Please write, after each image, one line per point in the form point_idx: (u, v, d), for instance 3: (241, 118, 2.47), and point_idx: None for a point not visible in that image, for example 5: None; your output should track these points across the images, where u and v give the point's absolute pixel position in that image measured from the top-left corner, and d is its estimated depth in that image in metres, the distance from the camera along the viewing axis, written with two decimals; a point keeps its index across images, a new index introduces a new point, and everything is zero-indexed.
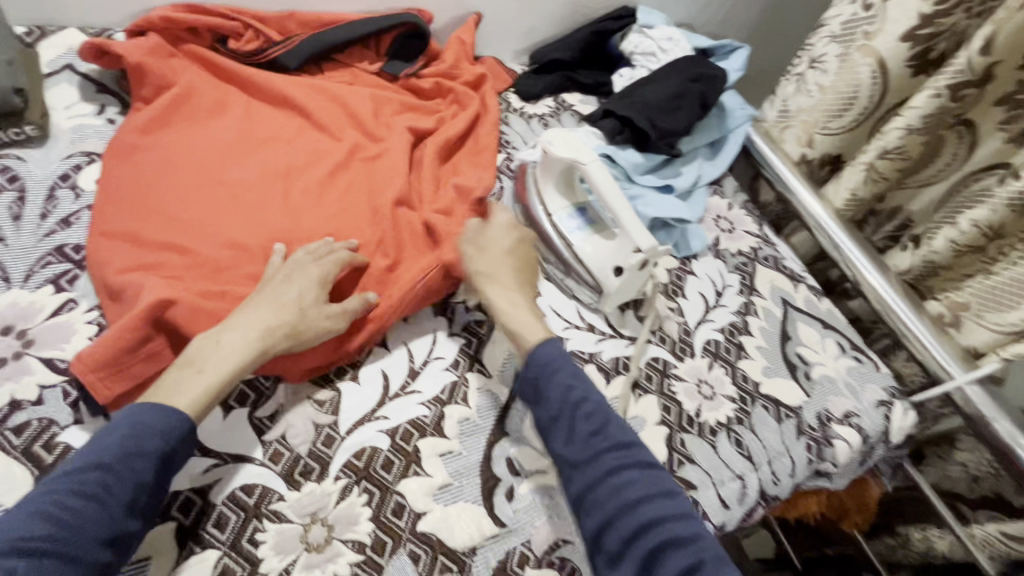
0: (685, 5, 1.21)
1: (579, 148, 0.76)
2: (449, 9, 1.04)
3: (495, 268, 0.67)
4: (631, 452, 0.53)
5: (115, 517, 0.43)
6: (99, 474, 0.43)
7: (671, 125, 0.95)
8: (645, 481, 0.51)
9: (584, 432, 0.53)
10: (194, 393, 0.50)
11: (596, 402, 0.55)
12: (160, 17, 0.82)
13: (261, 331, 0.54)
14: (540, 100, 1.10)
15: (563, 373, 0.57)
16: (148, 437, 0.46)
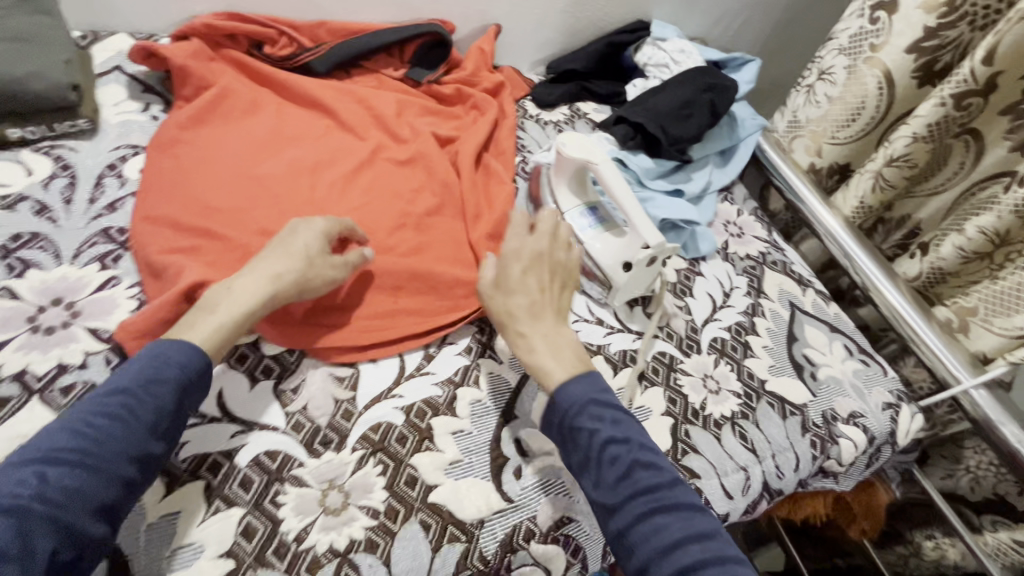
0: (698, 19, 1.25)
1: (592, 151, 0.80)
2: (471, 21, 1.09)
3: (522, 305, 0.63)
4: (662, 494, 0.51)
5: (137, 436, 0.47)
6: (122, 398, 0.48)
7: (682, 132, 0.99)
8: (681, 523, 0.50)
9: (612, 478, 0.52)
10: (207, 330, 0.54)
11: (621, 444, 0.54)
12: (203, 25, 0.88)
13: (270, 281, 0.58)
14: (555, 107, 1.14)
15: (588, 413, 0.55)
16: (166, 367, 0.50)
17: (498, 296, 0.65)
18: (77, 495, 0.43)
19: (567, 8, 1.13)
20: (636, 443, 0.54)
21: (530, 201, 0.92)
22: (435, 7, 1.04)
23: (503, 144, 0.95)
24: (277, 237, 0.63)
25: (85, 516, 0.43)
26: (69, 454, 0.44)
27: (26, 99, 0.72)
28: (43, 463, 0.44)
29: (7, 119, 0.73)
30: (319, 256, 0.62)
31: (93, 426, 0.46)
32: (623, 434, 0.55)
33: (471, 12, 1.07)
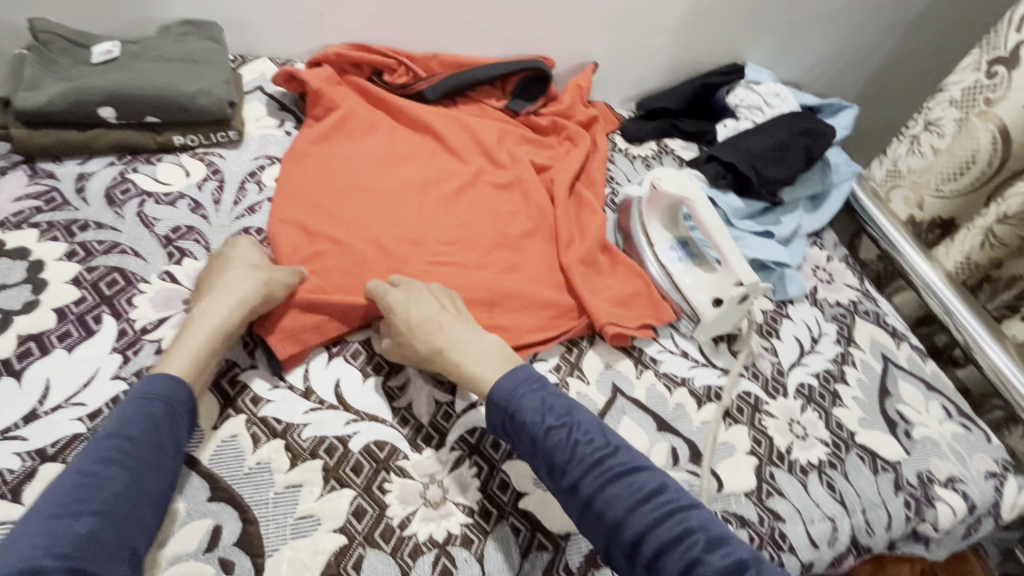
0: (794, 65, 1.26)
1: (688, 188, 0.82)
2: (571, 59, 1.15)
3: (421, 321, 0.63)
4: (608, 464, 0.54)
5: (140, 476, 0.49)
6: (118, 439, 0.50)
7: (777, 174, 0.99)
8: (629, 489, 0.52)
9: (560, 460, 0.55)
10: (188, 359, 0.57)
11: (560, 426, 0.56)
12: (336, 54, 0.97)
13: (231, 299, 0.61)
14: (643, 143, 1.18)
15: (524, 403, 0.57)
16: (152, 401, 0.53)
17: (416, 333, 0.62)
18: (95, 540, 0.45)
19: (664, 50, 1.17)
20: (572, 422, 0.57)
21: (616, 230, 0.94)
22: (540, 44, 1.11)
23: (593, 174, 0.98)
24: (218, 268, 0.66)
25: (107, 559, 0.45)
26: (78, 504, 0.46)
27: (190, 109, 0.80)
28: (53, 518, 0.45)
29: (170, 128, 0.82)
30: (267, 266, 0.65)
31: (98, 474, 0.48)
32: (558, 419, 0.57)
33: (572, 50, 1.14)
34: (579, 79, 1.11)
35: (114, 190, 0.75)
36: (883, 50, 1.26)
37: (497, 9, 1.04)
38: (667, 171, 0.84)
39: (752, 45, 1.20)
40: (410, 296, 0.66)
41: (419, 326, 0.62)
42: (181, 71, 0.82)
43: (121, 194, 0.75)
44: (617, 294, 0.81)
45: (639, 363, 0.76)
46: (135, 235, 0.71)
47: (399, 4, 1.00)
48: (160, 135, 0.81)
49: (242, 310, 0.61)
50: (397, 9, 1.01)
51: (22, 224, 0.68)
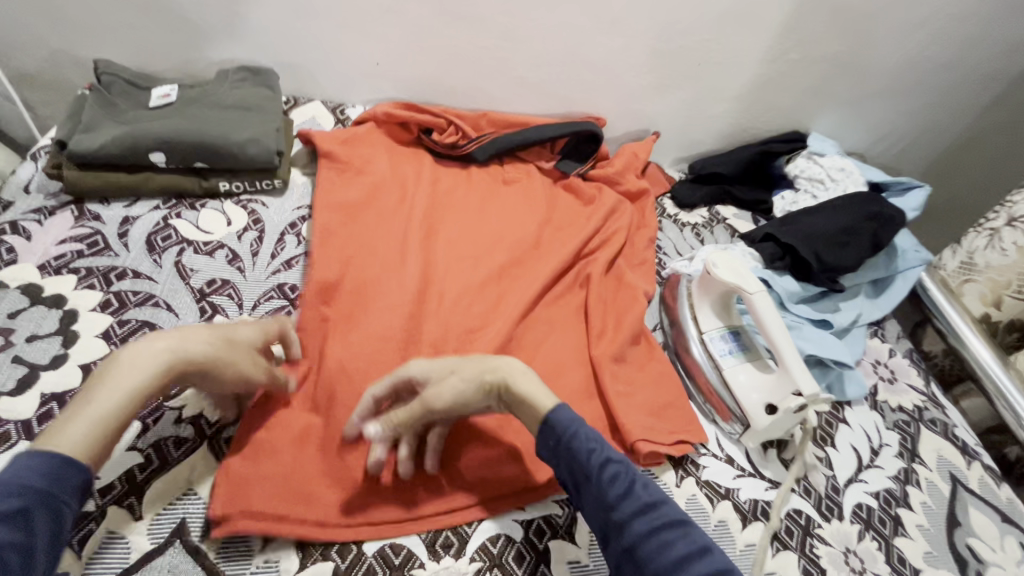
0: (861, 135, 1.19)
1: (744, 275, 0.77)
2: (625, 119, 1.12)
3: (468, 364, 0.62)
4: (662, 511, 0.52)
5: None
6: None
7: (838, 260, 0.93)
8: (684, 539, 0.50)
9: (615, 496, 0.53)
10: (89, 431, 0.50)
11: (618, 462, 0.55)
12: (383, 113, 0.98)
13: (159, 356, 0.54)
14: (694, 209, 1.13)
15: (584, 434, 0.56)
16: (16, 493, 0.44)
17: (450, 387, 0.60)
18: None
19: (723, 114, 1.12)
20: (630, 463, 0.56)
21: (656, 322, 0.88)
22: (594, 102, 1.08)
23: (636, 263, 0.94)
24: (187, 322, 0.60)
25: None
26: None
27: (239, 157, 0.80)
28: None
29: (218, 174, 0.81)
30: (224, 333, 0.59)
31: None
32: (619, 456, 0.56)
33: (627, 110, 1.10)
34: (632, 147, 1.08)
35: (155, 236, 0.75)
36: (959, 130, 1.19)
37: (554, 67, 1.02)
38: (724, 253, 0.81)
39: (817, 115, 1.14)
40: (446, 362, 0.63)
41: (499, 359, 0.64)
42: (233, 118, 0.81)
43: (162, 241, 0.74)
44: (655, 392, 0.76)
45: (681, 468, 0.70)
46: (171, 287, 0.70)
47: (455, 58, 0.99)
48: (207, 180, 0.81)
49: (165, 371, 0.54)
50: (452, 63, 1.00)
51: (62, 269, 0.68)
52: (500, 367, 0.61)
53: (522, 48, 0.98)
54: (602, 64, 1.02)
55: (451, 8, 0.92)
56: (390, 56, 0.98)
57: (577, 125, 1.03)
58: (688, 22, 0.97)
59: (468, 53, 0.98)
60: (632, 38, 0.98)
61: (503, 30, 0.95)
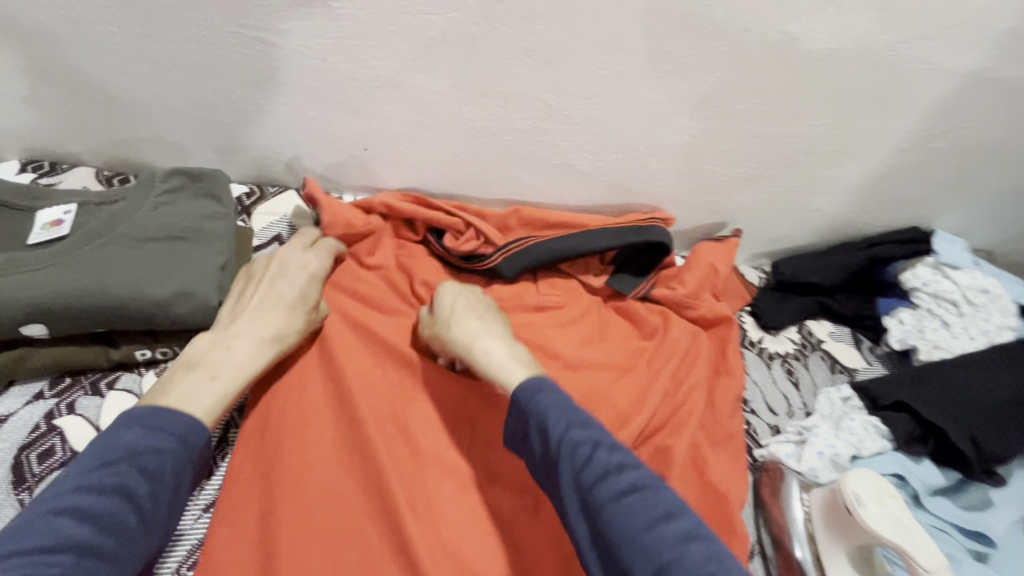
0: (997, 232, 0.92)
1: (909, 527, 0.54)
2: (696, 212, 0.85)
3: (475, 308, 0.66)
4: (631, 475, 0.50)
5: (141, 513, 0.45)
6: (113, 477, 0.45)
7: (1005, 448, 0.67)
8: (648, 504, 0.47)
9: (587, 478, 0.49)
10: (209, 402, 0.51)
11: (582, 433, 0.52)
12: (382, 205, 0.73)
13: (261, 328, 0.57)
14: (783, 330, 0.86)
15: (547, 404, 0.54)
16: (163, 436, 0.47)
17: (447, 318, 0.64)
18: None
19: (825, 209, 0.85)
20: (599, 436, 0.52)
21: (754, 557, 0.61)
22: (661, 194, 0.81)
23: (720, 424, 0.70)
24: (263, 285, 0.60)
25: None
26: (68, 541, 0.41)
27: (157, 318, 0.54)
28: (40, 554, 0.40)
29: (135, 336, 0.56)
30: (315, 285, 0.62)
31: (64, 524, 0.42)
32: (588, 426, 0.53)
33: (701, 203, 0.83)
34: (708, 256, 0.81)
35: (29, 454, 0.50)
36: None
37: (612, 153, 0.74)
38: (871, 476, 0.57)
39: (948, 210, 0.87)
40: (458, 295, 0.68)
41: (473, 310, 0.66)
42: (157, 256, 0.56)
43: (38, 462, 0.50)
44: None
45: None
46: None
47: (477, 143, 0.71)
48: (118, 347, 0.56)
49: (265, 347, 0.56)
50: (473, 147, 0.72)
51: None
52: (470, 328, 0.63)
53: (572, 131, 0.71)
54: (678, 150, 0.75)
55: (476, 82, 0.64)
56: (388, 140, 0.70)
57: (640, 232, 0.76)
58: (806, 101, 0.69)
59: (496, 136, 0.71)
60: (726, 120, 0.71)
61: (547, 109, 0.68)
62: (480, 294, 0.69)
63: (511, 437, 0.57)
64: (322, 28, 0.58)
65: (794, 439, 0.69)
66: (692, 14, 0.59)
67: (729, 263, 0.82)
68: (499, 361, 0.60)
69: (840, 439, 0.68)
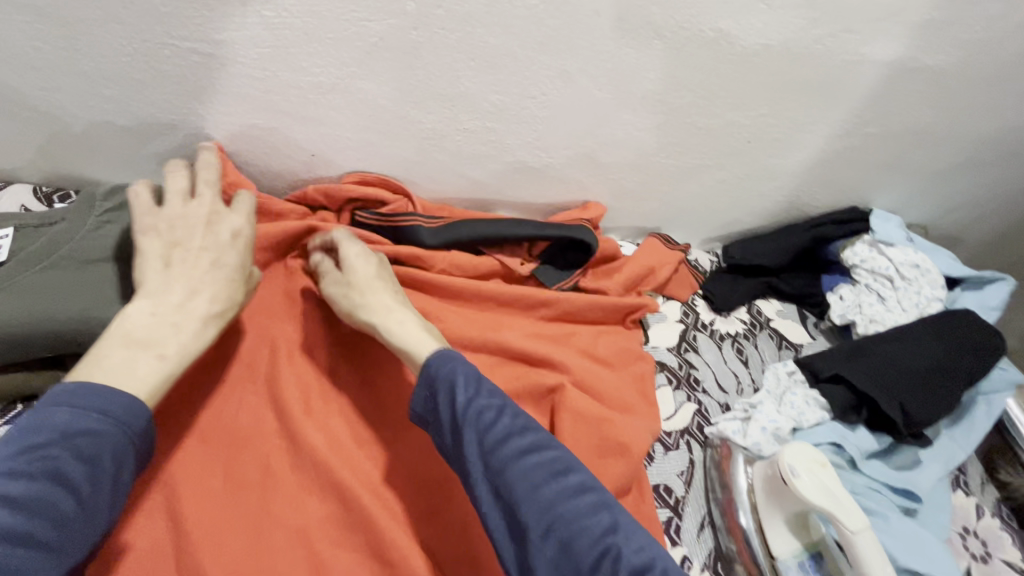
0: (930, 207, 0.97)
1: (835, 492, 0.59)
2: (648, 200, 0.87)
3: (383, 278, 0.65)
4: (535, 438, 0.52)
5: (79, 502, 0.43)
6: (41, 465, 0.42)
7: (928, 411, 0.72)
8: (546, 465, 0.50)
9: (490, 441, 0.51)
10: (155, 382, 0.49)
11: (487, 398, 0.53)
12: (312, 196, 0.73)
13: (204, 302, 0.55)
14: (733, 310, 0.90)
15: (454, 372, 0.55)
16: (100, 420, 0.45)
17: (352, 290, 0.63)
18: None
19: (770, 193, 0.89)
20: (505, 403, 0.54)
21: (702, 530, 0.66)
22: (613, 185, 0.84)
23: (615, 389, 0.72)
24: (193, 250, 0.57)
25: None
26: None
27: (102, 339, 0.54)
28: None
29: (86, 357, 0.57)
30: (248, 249, 0.60)
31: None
32: (493, 394, 0.54)
33: (652, 191, 0.86)
34: (649, 255, 0.84)
35: None
36: None
37: (563, 149, 0.76)
38: (804, 449, 0.62)
39: (883, 189, 0.91)
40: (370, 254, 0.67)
41: (384, 279, 0.65)
42: (101, 279, 0.57)
43: None
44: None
45: None
46: None
47: (427, 143, 0.72)
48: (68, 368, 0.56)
49: (208, 326, 0.55)
50: (425, 148, 0.73)
51: None
52: (378, 302, 0.62)
53: (522, 129, 0.73)
54: (627, 144, 0.77)
55: (422, 85, 0.65)
56: (336, 144, 0.70)
57: (577, 230, 0.78)
58: (745, 93, 0.71)
59: (447, 137, 0.72)
60: (670, 114, 0.73)
61: (495, 109, 0.69)
62: (387, 266, 0.67)
63: (419, 412, 0.57)
64: (256, 36, 0.57)
65: (740, 416, 0.73)
66: (629, 15, 0.60)
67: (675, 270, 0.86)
68: (405, 333, 0.61)
69: (781, 414, 0.73)
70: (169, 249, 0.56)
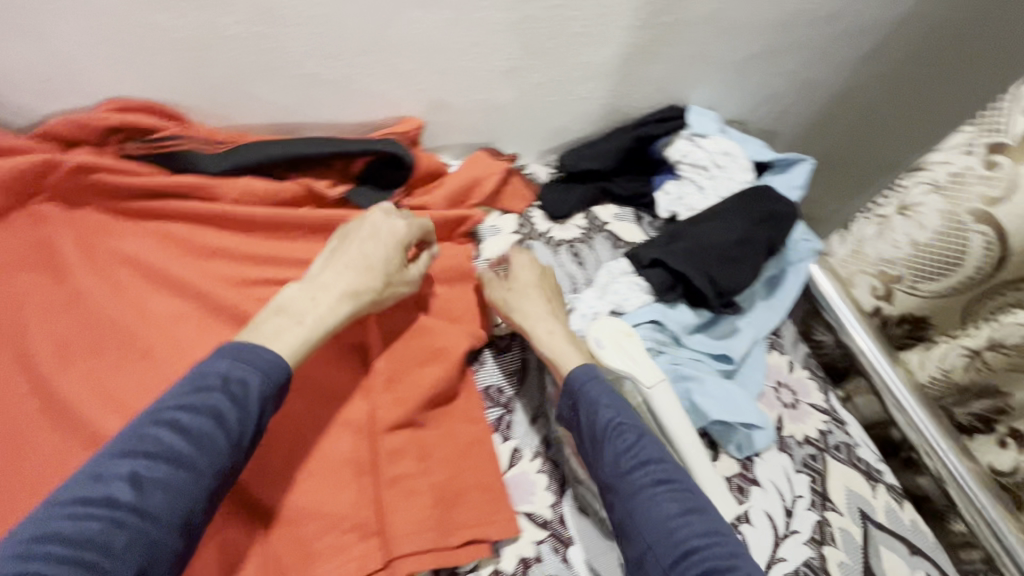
0: (744, 100, 1.02)
1: (635, 355, 0.69)
2: (468, 113, 0.85)
3: (530, 288, 0.70)
4: (663, 467, 0.56)
5: (220, 449, 0.48)
6: (205, 401, 0.48)
7: (733, 281, 0.78)
8: (674, 498, 0.54)
9: (627, 464, 0.56)
10: (294, 342, 0.54)
11: (630, 424, 0.58)
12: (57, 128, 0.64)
13: (344, 282, 0.60)
14: (569, 218, 0.91)
15: (599, 397, 0.60)
16: (249, 370, 0.50)
17: (510, 298, 0.69)
18: (166, 493, 0.44)
19: (589, 96, 0.89)
20: (642, 427, 0.59)
21: (535, 423, 0.66)
22: (425, 97, 0.80)
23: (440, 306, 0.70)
24: (361, 239, 0.63)
25: (174, 514, 0.45)
26: (154, 448, 0.46)
27: None
28: (134, 457, 0.45)
29: None
30: (394, 244, 0.64)
31: (155, 434, 0.46)
32: (633, 418, 0.59)
33: (469, 103, 0.83)
34: (478, 167, 0.83)
35: None
36: (842, 85, 1.04)
37: (354, 56, 0.70)
38: (616, 323, 0.73)
39: (696, 84, 0.95)
40: (536, 266, 0.73)
41: (541, 291, 0.71)
42: None
43: None
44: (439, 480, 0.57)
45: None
46: None
47: (189, 55, 0.65)
48: None
49: (347, 303, 0.59)
50: (189, 63, 0.65)
51: None
52: (530, 313, 0.68)
53: (298, 33, 0.66)
54: (423, 46, 0.72)
55: None
56: (77, 64, 0.62)
57: (385, 142, 0.74)
58: None
59: (213, 47, 0.65)
60: (457, 9, 0.70)
61: (259, 9, 0.63)
62: (551, 278, 0.74)
63: (561, 416, 0.63)
64: None
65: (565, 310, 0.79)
66: None
67: (500, 179, 0.85)
68: (548, 346, 0.66)
69: (603, 300, 0.78)
70: (338, 242, 0.63)
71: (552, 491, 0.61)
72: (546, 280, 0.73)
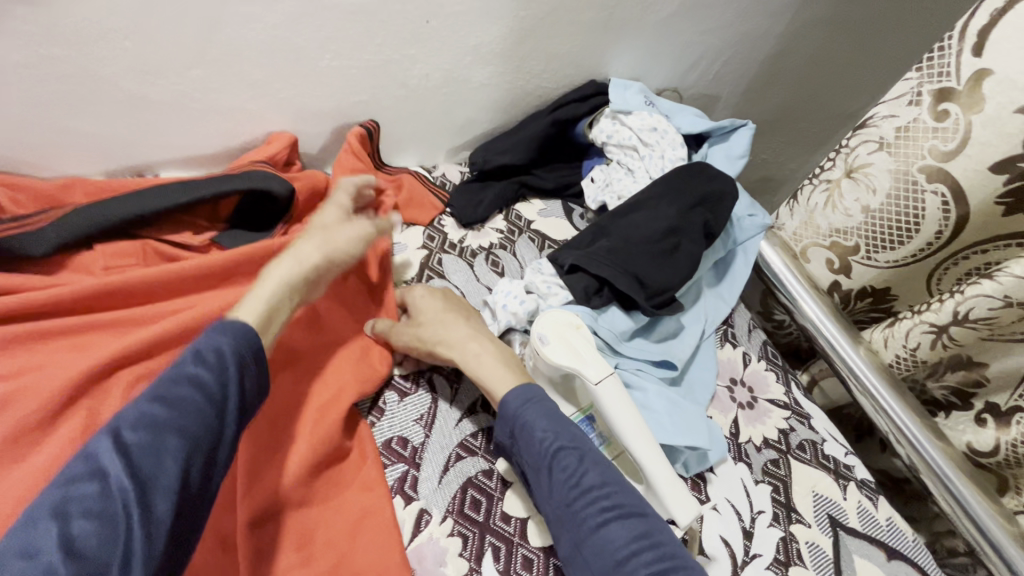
0: (672, 65, 0.91)
1: (581, 350, 0.58)
2: (349, 118, 0.73)
3: (443, 315, 0.63)
4: (614, 500, 0.50)
5: (202, 415, 0.43)
6: (180, 374, 0.44)
7: (665, 279, 0.69)
8: (630, 532, 0.48)
9: (571, 494, 0.50)
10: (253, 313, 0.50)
11: (571, 448, 0.52)
12: None
13: (306, 253, 0.58)
14: (485, 222, 0.81)
15: (535, 422, 0.53)
16: (221, 336, 0.47)
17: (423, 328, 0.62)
18: (146, 459, 0.40)
19: (488, 82, 0.78)
20: (584, 447, 0.53)
21: (447, 473, 0.57)
22: (289, 108, 0.68)
23: (330, 358, 0.61)
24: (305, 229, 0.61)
25: (162, 484, 0.40)
26: (133, 418, 0.42)
27: None
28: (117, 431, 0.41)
29: None
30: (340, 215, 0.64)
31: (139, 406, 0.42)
32: (572, 441, 0.53)
33: (347, 107, 0.72)
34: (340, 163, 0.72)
35: None
36: (777, 35, 0.94)
37: (184, 71, 0.59)
38: (560, 316, 0.61)
39: (613, 54, 0.84)
40: (439, 291, 0.67)
41: (457, 310, 0.64)
42: None
43: None
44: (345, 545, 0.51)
45: None
46: None
47: None
48: None
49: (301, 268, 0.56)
50: None
51: None
52: (453, 336, 0.61)
53: (103, 52, 0.54)
54: (268, 49, 0.61)
55: None
56: None
57: (259, 178, 0.63)
58: None
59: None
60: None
61: (36, 27, 0.50)
62: (458, 299, 0.67)
63: (499, 446, 0.56)
64: None
65: (488, 307, 0.71)
66: None
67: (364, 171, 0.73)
68: (475, 368, 0.59)
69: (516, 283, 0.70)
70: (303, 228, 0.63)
71: (465, 557, 0.53)
72: (457, 302, 0.67)
